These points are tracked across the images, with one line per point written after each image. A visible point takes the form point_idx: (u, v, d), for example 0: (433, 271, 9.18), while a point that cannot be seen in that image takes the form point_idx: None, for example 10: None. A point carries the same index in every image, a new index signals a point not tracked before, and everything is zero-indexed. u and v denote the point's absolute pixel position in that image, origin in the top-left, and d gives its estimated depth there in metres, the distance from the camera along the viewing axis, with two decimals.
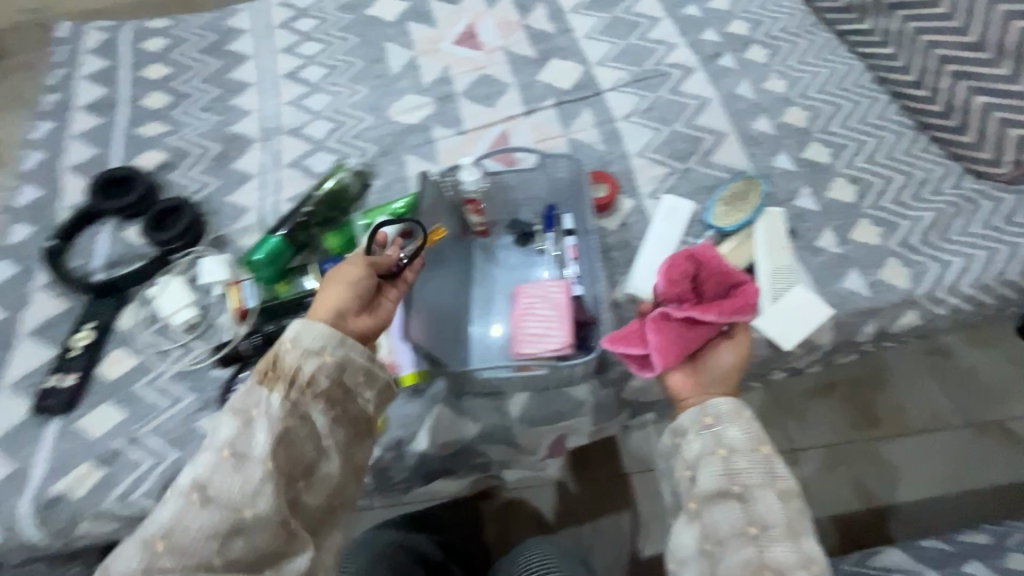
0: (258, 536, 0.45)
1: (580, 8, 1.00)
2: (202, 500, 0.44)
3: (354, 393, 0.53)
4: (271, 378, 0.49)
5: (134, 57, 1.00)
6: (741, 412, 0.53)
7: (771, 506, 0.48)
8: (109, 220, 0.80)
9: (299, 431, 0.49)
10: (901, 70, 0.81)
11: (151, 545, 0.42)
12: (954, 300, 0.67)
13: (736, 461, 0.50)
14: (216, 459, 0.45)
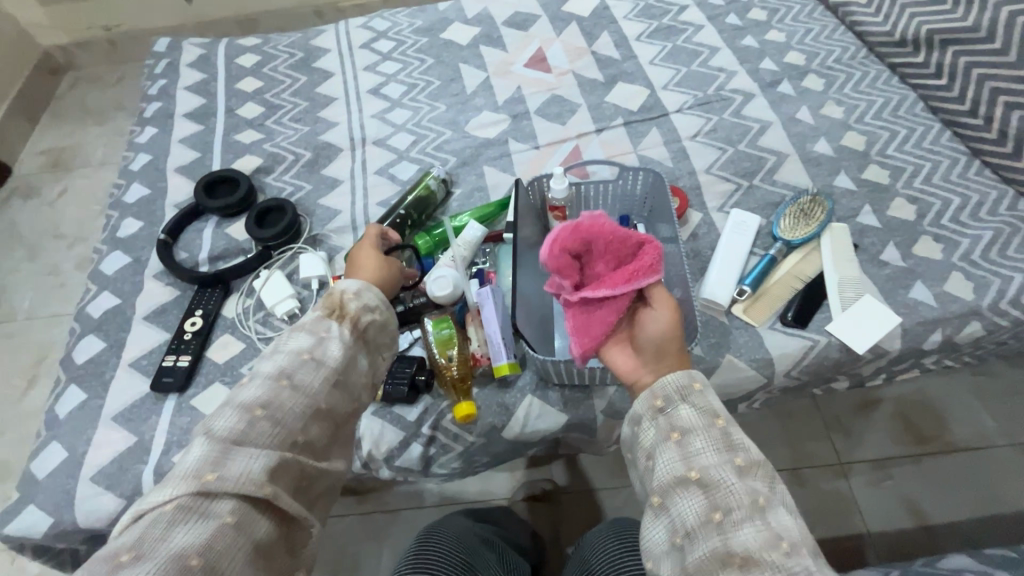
0: (321, 424, 0.55)
1: (643, 36, 1.06)
2: (290, 385, 0.54)
3: (384, 348, 0.63)
4: (342, 314, 0.59)
5: (227, 68, 1.07)
6: (689, 390, 0.53)
7: (728, 482, 0.47)
8: (212, 218, 0.87)
9: (357, 362, 0.59)
10: (955, 100, 0.86)
11: (251, 410, 0.51)
12: (1016, 312, 0.70)
13: (691, 443, 0.50)
14: (301, 361, 0.55)
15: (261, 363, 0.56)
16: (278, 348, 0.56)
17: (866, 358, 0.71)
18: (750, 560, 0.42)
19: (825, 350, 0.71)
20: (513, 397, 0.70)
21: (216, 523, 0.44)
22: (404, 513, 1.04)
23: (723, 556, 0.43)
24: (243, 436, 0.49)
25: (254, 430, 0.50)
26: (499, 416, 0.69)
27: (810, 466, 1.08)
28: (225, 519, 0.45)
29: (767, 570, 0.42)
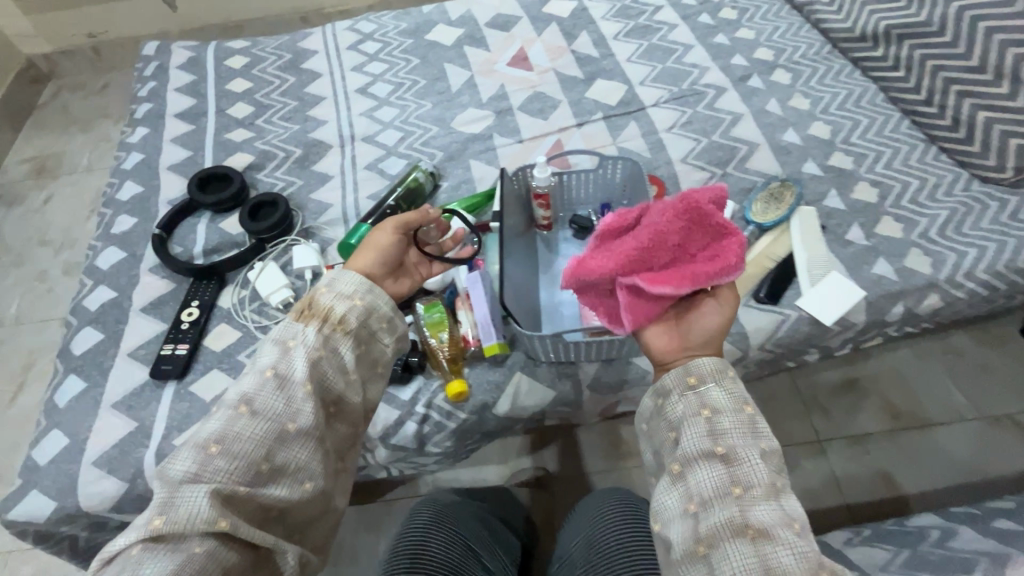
0: (292, 446, 0.53)
1: (621, 35, 1.11)
2: (249, 412, 0.51)
3: (374, 334, 0.61)
4: (308, 315, 0.58)
5: (216, 70, 1.10)
6: (724, 374, 0.56)
7: (751, 462, 0.50)
8: (205, 214, 0.89)
9: (332, 361, 0.57)
10: (912, 91, 0.92)
11: (206, 447, 0.49)
12: (971, 284, 0.75)
13: (720, 424, 0.53)
14: (263, 379, 0.53)
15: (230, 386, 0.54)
16: (242, 370, 0.54)
17: (834, 331, 0.76)
18: (764, 534, 0.47)
19: (796, 324, 0.75)
20: (504, 375, 0.73)
21: (180, 561, 0.44)
22: (398, 502, 1.06)
23: (739, 525, 0.47)
24: (200, 473, 0.48)
25: (211, 466, 0.49)
26: (490, 393, 0.72)
27: (790, 444, 1.12)
28: (189, 555, 0.45)
29: (780, 545, 0.46)
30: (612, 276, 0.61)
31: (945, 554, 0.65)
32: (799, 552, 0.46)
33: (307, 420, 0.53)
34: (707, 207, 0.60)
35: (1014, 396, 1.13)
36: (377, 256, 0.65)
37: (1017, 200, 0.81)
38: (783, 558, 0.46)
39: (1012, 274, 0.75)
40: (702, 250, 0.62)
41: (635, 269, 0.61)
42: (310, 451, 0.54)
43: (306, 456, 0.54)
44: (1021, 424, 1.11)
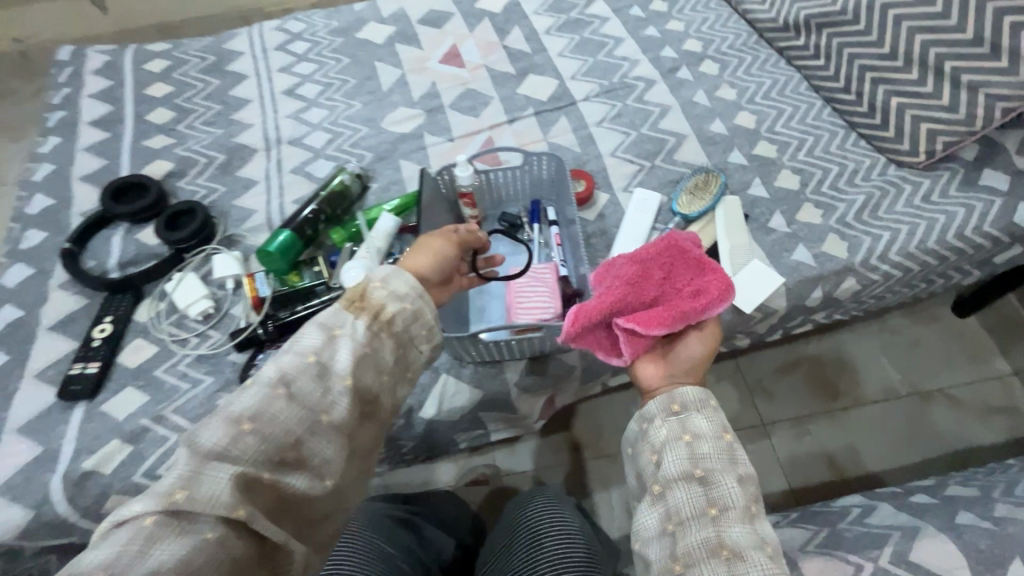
0: (322, 438, 0.49)
1: (553, 29, 1.10)
2: (286, 394, 0.48)
3: (411, 340, 0.58)
4: (359, 307, 0.55)
5: (135, 75, 1.05)
6: (706, 403, 0.60)
7: (726, 486, 0.54)
8: (121, 224, 0.86)
9: (375, 359, 0.54)
10: (831, 79, 0.92)
11: (239, 422, 0.45)
12: (885, 267, 0.77)
13: (700, 448, 0.57)
14: (305, 363, 0.50)
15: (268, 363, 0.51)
16: (283, 348, 0.50)
17: (756, 317, 0.77)
18: (738, 555, 0.50)
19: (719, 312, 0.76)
20: (431, 377, 0.73)
21: (192, 543, 0.41)
22: None
23: (715, 546, 0.50)
24: (227, 450, 0.44)
25: (239, 444, 0.45)
26: (419, 396, 0.72)
27: (737, 429, 1.14)
28: (203, 539, 0.41)
29: (753, 566, 0.49)
30: (603, 311, 0.65)
31: (861, 530, 0.67)
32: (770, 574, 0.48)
33: (341, 414, 0.50)
34: (687, 245, 0.68)
35: (949, 372, 1.17)
36: (433, 261, 0.63)
37: (930, 182, 0.82)
38: None
39: (923, 255, 0.78)
40: (688, 286, 0.67)
41: (625, 302, 0.65)
42: (336, 446, 0.50)
43: (337, 450, 0.50)
44: (953, 399, 1.15)
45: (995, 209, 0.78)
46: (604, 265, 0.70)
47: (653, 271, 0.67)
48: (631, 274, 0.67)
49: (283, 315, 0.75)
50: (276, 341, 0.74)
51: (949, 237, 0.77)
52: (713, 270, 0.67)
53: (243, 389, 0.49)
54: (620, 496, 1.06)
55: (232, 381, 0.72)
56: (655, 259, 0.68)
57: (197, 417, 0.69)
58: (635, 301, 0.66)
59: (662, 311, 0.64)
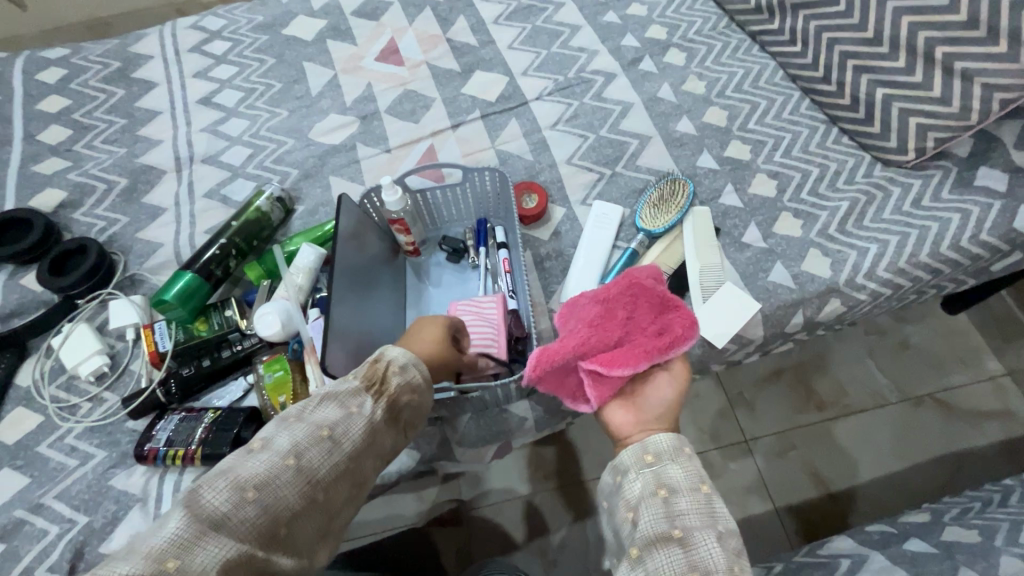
0: (313, 518, 0.46)
1: (501, 18, 0.98)
2: (296, 468, 0.45)
3: (413, 425, 0.54)
4: (379, 389, 0.50)
5: (26, 87, 0.92)
6: (680, 452, 0.52)
7: (706, 546, 0.46)
8: (4, 268, 0.74)
9: (380, 440, 0.51)
10: (809, 67, 0.82)
11: (244, 491, 0.42)
12: (873, 285, 0.68)
13: (676, 503, 0.48)
14: (315, 437, 0.46)
15: (275, 427, 0.47)
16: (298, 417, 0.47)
17: (730, 348, 0.68)
18: None
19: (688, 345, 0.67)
20: None
21: None
22: None
23: None
24: (225, 519, 0.40)
25: (238, 513, 0.41)
26: None
27: (719, 447, 1.07)
28: None
29: None
30: (564, 355, 0.55)
31: None
32: None
33: (338, 495, 0.47)
34: (648, 280, 0.58)
35: (941, 376, 1.10)
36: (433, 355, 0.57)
37: (920, 185, 0.73)
38: None
39: (914, 270, 0.69)
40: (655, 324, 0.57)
41: (588, 344, 0.56)
42: (319, 530, 0.46)
43: (320, 532, 0.46)
44: (945, 404, 1.08)
45: (993, 214, 0.69)
46: (565, 305, 0.61)
47: (619, 313, 0.57)
48: (594, 312, 0.58)
49: (185, 372, 0.65)
50: (181, 402, 0.65)
51: (943, 248, 0.69)
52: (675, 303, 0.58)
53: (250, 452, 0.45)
54: (595, 530, 0.98)
55: (126, 456, 0.62)
56: (618, 298, 0.58)
57: (83, 504, 0.59)
58: (598, 344, 0.56)
59: (622, 354, 0.55)
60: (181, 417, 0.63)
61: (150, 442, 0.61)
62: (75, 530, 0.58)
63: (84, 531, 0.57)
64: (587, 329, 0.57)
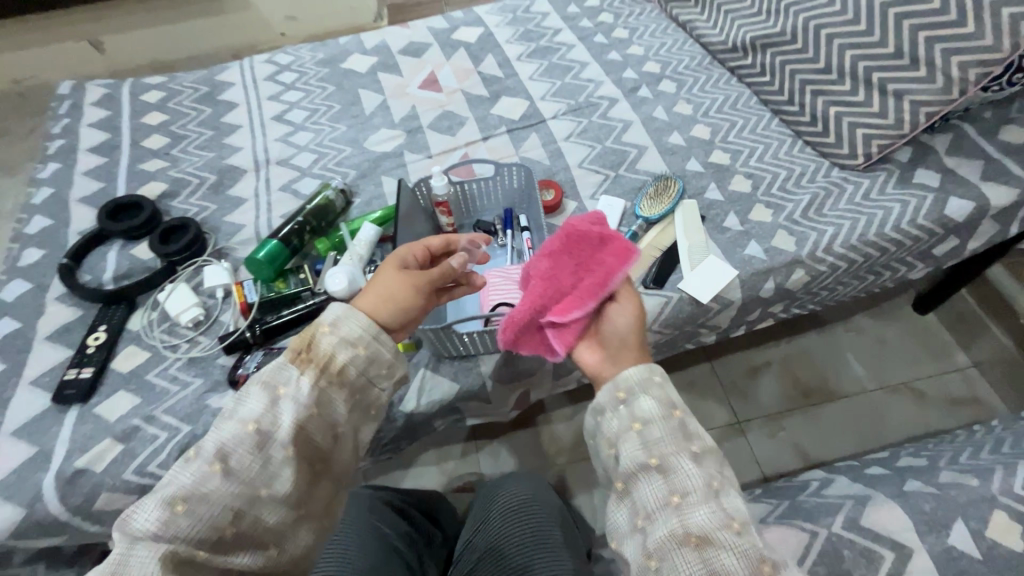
0: (265, 507, 0.52)
1: (523, 56, 1.19)
2: (223, 471, 0.50)
3: (371, 381, 0.59)
4: (305, 360, 0.55)
5: (132, 105, 1.12)
6: (650, 381, 0.56)
7: (686, 468, 0.51)
8: (116, 241, 0.90)
9: (329, 405, 0.56)
10: (776, 93, 1.01)
11: (173, 505, 0.48)
12: (831, 258, 0.83)
13: (651, 434, 0.53)
14: (243, 434, 0.51)
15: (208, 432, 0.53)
16: (223, 416, 0.52)
17: (714, 308, 0.82)
18: (705, 541, 0.47)
19: (678, 304, 0.81)
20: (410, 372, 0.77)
21: None
22: None
23: (682, 536, 0.48)
24: (160, 533, 0.47)
25: (172, 526, 0.47)
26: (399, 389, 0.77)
27: (713, 427, 1.18)
28: None
29: (721, 549, 0.47)
30: (523, 313, 0.67)
31: (818, 500, 0.70)
32: (740, 553, 0.47)
33: (280, 484, 0.52)
34: (584, 224, 0.69)
35: (913, 366, 1.22)
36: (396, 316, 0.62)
37: (869, 182, 0.89)
38: (727, 561, 0.46)
39: (865, 247, 0.84)
40: (597, 264, 0.67)
41: (543, 298, 0.67)
42: (280, 514, 0.53)
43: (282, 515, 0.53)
44: (918, 391, 1.19)
45: (927, 204, 0.85)
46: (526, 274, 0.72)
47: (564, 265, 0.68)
48: (545, 269, 0.68)
49: (268, 319, 0.80)
50: (264, 342, 0.79)
51: (887, 229, 0.84)
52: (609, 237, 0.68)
53: (186, 462, 0.51)
54: (602, 496, 1.08)
55: (219, 382, 0.76)
56: (562, 251, 0.69)
57: (187, 416, 0.72)
58: (553, 295, 0.67)
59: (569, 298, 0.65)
60: (265, 353, 0.77)
61: (242, 369, 0.75)
62: (179, 436, 0.71)
63: (188, 436, 0.70)
64: (540, 287, 0.68)
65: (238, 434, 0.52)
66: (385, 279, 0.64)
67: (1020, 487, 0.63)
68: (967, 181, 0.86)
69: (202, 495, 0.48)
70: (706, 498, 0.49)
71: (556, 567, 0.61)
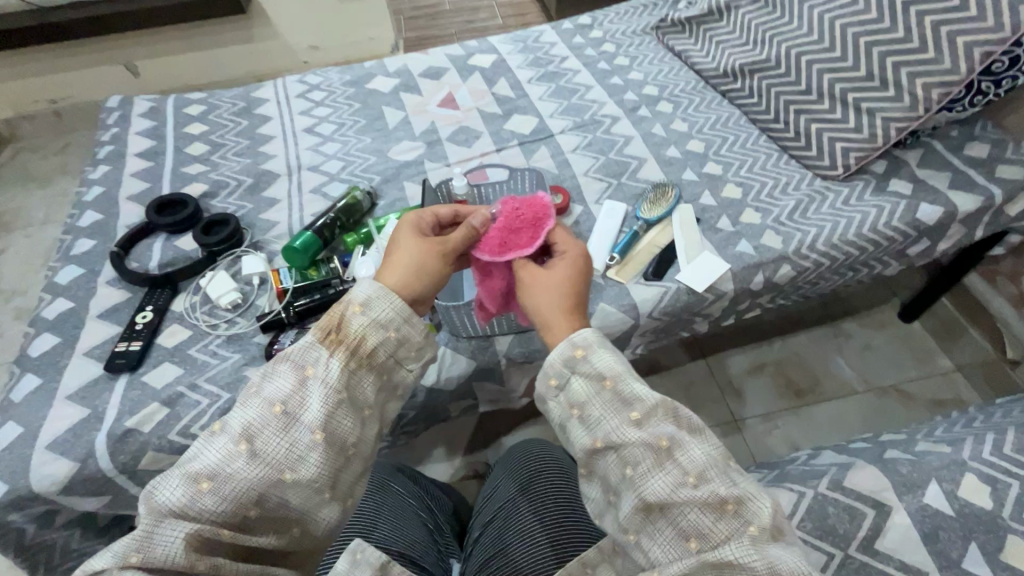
0: (295, 491, 0.50)
1: (533, 80, 1.30)
2: (249, 451, 0.49)
3: (400, 361, 0.58)
4: (335, 341, 0.54)
5: (176, 117, 1.23)
6: (573, 360, 0.55)
7: (629, 439, 0.50)
8: (161, 234, 0.99)
9: (359, 385, 0.55)
10: (763, 112, 1.11)
11: (197, 482, 0.47)
12: (815, 255, 0.92)
13: (591, 415, 0.53)
14: (269, 414, 0.51)
15: (234, 409, 0.52)
16: (251, 394, 0.52)
17: (709, 299, 0.90)
18: (666, 505, 0.48)
19: (676, 294, 0.89)
20: None
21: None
22: None
23: (645, 506, 0.49)
24: (185, 509, 0.47)
25: (196, 504, 0.47)
26: None
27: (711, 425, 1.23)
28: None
29: (681, 508, 0.47)
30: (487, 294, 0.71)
31: (805, 468, 0.76)
32: (702, 503, 0.47)
33: (307, 469, 0.50)
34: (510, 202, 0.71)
35: (899, 370, 1.28)
36: (427, 285, 0.61)
37: (848, 191, 0.99)
38: (689, 512, 0.47)
39: (845, 246, 0.92)
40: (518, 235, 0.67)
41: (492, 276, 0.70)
42: (306, 499, 0.50)
43: (313, 501, 0.51)
44: (904, 393, 1.25)
45: (901, 208, 0.94)
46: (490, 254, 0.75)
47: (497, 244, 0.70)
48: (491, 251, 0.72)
49: (302, 301, 0.86)
50: (297, 322, 0.86)
51: (865, 230, 0.92)
52: (510, 209, 0.68)
53: (212, 438, 0.50)
54: None
55: (256, 357, 0.83)
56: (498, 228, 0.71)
57: (226, 385, 0.79)
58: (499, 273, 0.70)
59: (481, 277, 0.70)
60: (299, 332, 0.84)
61: (278, 345, 0.82)
62: (219, 403, 0.77)
63: (228, 402, 0.77)
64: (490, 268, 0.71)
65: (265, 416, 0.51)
66: (400, 244, 0.63)
67: (987, 453, 0.70)
68: (936, 189, 0.96)
69: (225, 475, 0.47)
70: (666, 457, 0.49)
71: (573, 533, 0.64)
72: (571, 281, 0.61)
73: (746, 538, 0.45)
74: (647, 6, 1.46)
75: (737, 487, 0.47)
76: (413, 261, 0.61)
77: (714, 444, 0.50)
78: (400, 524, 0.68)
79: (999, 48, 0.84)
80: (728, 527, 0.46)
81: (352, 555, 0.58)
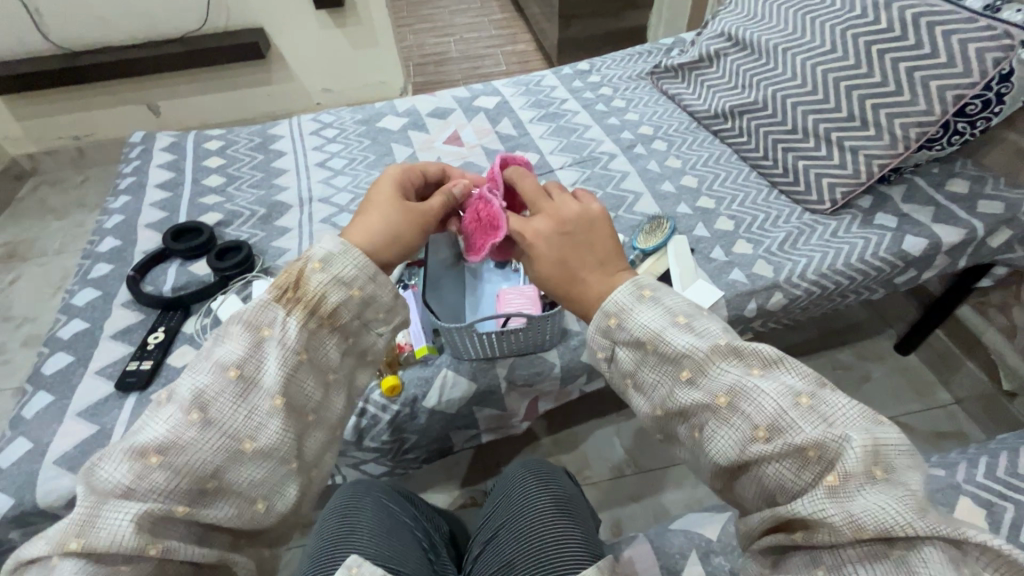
0: (254, 463, 0.50)
1: (534, 120, 1.38)
2: (201, 420, 0.49)
3: (367, 324, 0.59)
4: (292, 300, 0.55)
5: (195, 152, 1.29)
6: (608, 328, 0.54)
7: (688, 401, 0.49)
8: (176, 259, 1.03)
9: (321, 351, 0.56)
10: (753, 150, 1.17)
11: (146, 457, 0.47)
12: (806, 283, 0.95)
13: (644, 380, 0.52)
14: (224, 380, 0.51)
15: (183, 376, 0.52)
16: (204, 361, 0.52)
17: None
18: (743, 464, 0.47)
19: None
20: (433, 372, 0.87)
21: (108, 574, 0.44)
22: None
23: (724, 471, 0.49)
24: (133, 485, 0.46)
25: (147, 479, 0.47)
26: (421, 388, 0.86)
27: None
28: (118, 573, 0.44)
29: (758, 462, 0.46)
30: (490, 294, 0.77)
31: None
32: (780, 456, 0.45)
33: (267, 439, 0.50)
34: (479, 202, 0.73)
35: (898, 402, 1.29)
36: (397, 249, 0.63)
37: (836, 223, 1.03)
38: (769, 469, 0.46)
39: (836, 275, 0.96)
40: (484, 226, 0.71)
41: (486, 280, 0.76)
42: (269, 471, 0.51)
43: (278, 473, 0.51)
44: (903, 425, 1.25)
45: (887, 239, 0.98)
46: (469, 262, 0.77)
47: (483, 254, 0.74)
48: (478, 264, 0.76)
49: None
50: None
51: (854, 260, 0.96)
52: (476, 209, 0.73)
53: (159, 409, 0.51)
54: (607, 517, 1.12)
55: None
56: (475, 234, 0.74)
57: None
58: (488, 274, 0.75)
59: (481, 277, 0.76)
60: None
61: None
62: None
63: None
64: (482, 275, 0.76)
65: (218, 382, 0.51)
66: (376, 201, 0.65)
67: (981, 476, 0.72)
68: (921, 222, 1.00)
69: (176, 446, 0.47)
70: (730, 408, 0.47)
71: (565, 552, 0.64)
72: (585, 236, 0.61)
73: (824, 491, 0.43)
74: (643, 54, 1.55)
75: (821, 431, 0.45)
76: (386, 222, 0.63)
77: (787, 387, 0.47)
78: (389, 534, 0.69)
79: (969, 92, 0.90)
80: (810, 475, 0.45)
81: (348, 570, 0.53)
